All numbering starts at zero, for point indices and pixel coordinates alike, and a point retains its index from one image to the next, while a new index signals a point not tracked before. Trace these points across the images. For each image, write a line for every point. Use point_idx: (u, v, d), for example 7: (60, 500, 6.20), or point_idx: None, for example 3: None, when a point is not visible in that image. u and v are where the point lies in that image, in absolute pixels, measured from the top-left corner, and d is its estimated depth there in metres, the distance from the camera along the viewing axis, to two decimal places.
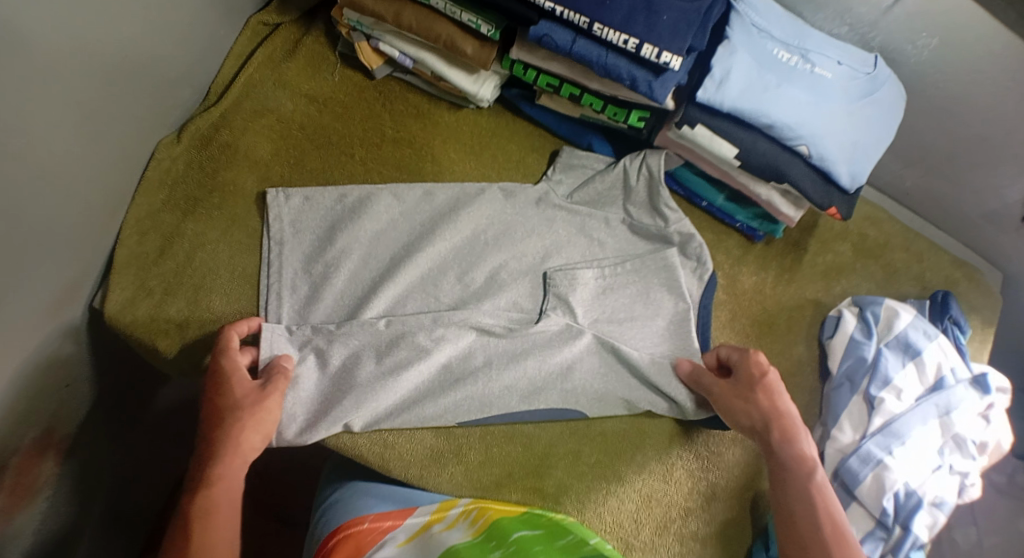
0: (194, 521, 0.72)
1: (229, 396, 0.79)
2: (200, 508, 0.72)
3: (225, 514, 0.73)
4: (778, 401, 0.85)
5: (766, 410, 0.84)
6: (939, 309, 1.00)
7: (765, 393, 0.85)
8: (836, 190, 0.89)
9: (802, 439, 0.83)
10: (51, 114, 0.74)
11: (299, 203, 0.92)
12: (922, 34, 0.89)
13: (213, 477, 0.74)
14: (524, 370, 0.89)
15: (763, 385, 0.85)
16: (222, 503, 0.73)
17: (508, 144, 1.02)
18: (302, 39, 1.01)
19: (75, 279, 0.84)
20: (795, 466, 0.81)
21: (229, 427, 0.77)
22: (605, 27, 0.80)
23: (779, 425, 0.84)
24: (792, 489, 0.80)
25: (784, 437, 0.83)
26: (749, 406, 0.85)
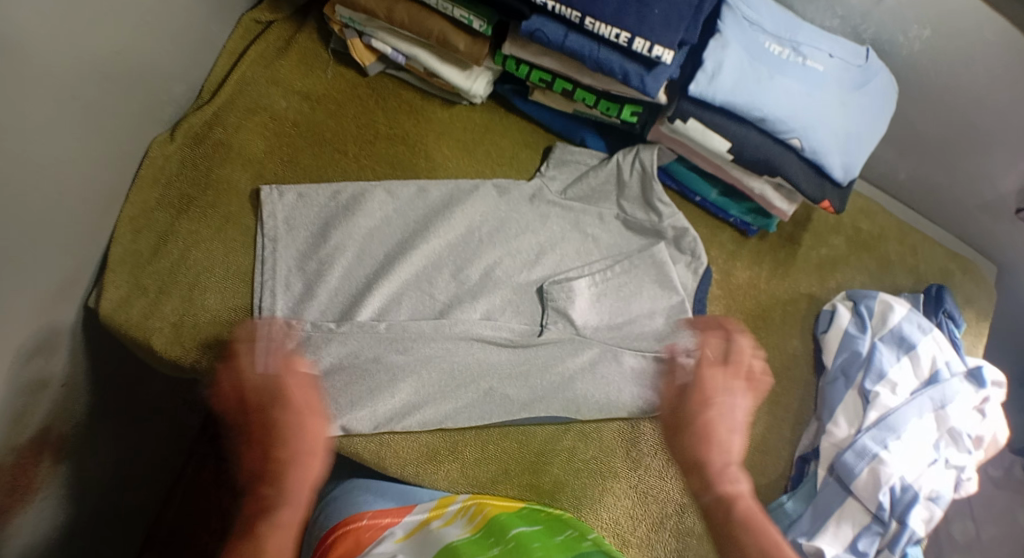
0: (257, 531, 0.75)
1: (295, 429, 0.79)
2: (263, 521, 0.75)
3: (285, 533, 0.75)
4: (709, 437, 0.83)
5: (692, 448, 0.83)
6: (934, 303, 1.01)
7: (693, 426, 0.84)
8: (829, 183, 0.89)
9: (728, 476, 0.81)
10: (46, 110, 0.74)
11: (293, 200, 0.92)
12: (913, 25, 0.89)
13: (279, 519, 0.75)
14: (526, 381, 0.89)
15: (693, 417, 0.85)
16: (285, 519, 0.75)
17: (501, 140, 1.02)
18: (295, 36, 1.01)
19: (70, 278, 0.84)
20: (716, 508, 0.79)
21: (290, 448, 0.78)
22: (597, 22, 0.80)
23: (708, 464, 0.82)
24: (722, 525, 0.78)
25: (708, 479, 0.81)
26: (677, 444, 0.85)
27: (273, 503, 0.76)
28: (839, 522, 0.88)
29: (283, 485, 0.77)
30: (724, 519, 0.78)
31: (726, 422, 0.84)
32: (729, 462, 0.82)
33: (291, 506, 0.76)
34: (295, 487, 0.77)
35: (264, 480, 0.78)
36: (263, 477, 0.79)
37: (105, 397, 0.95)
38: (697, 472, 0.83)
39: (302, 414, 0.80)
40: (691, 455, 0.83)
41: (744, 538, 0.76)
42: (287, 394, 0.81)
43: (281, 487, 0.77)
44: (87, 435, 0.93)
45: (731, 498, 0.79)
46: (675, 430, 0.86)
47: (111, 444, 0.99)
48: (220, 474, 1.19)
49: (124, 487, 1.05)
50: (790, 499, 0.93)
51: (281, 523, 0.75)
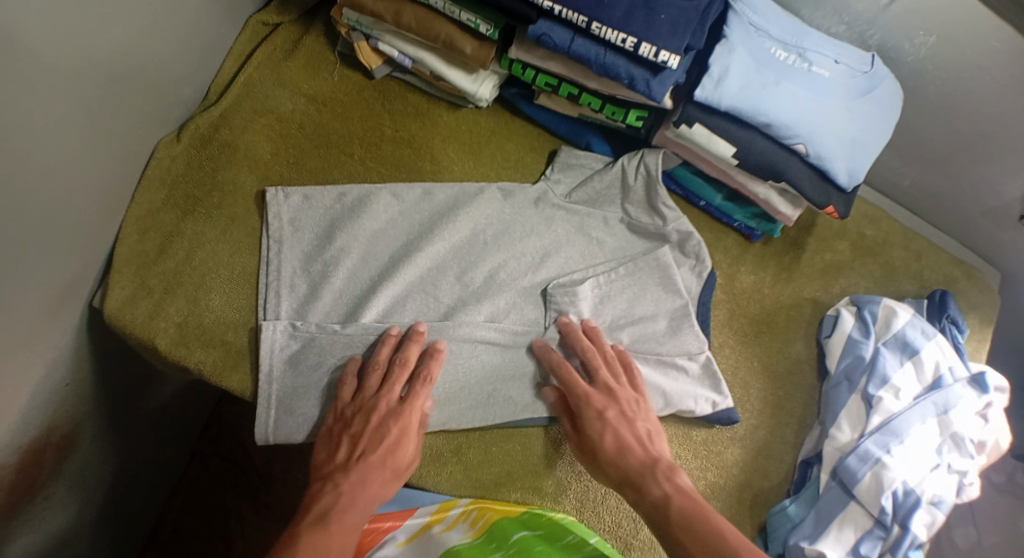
0: (328, 525, 0.77)
1: (396, 443, 0.81)
2: (336, 517, 0.77)
3: (349, 535, 0.77)
4: (624, 447, 0.83)
5: (614, 465, 0.83)
6: (936, 309, 1.01)
7: (603, 443, 0.83)
8: (833, 188, 0.89)
9: (654, 477, 0.81)
10: (53, 112, 0.74)
11: (299, 202, 0.92)
12: (919, 31, 0.90)
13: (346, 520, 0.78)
14: (529, 383, 0.89)
15: (598, 438, 0.84)
16: (353, 521, 0.78)
17: (506, 144, 1.02)
18: (302, 39, 1.01)
19: (76, 278, 0.84)
20: (656, 514, 0.78)
21: (389, 462, 0.81)
22: (604, 26, 0.80)
23: (633, 472, 0.82)
24: (669, 526, 0.77)
25: (639, 486, 0.81)
26: (600, 467, 0.84)
27: (347, 502, 0.79)
28: (842, 525, 0.88)
29: (361, 488, 0.80)
30: (665, 521, 0.77)
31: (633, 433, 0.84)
32: (654, 466, 0.82)
33: (363, 511, 0.79)
34: (371, 496, 0.80)
35: (347, 476, 0.80)
36: (344, 472, 0.81)
37: (109, 397, 0.95)
38: (628, 485, 0.82)
39: (407, 443, 0.82)
40: (616, 469, 0.83)
41: (696, 529, 0.75)
42: (408, 420, 0.82)
43: (359, 491, 0.79)
44: (93, 435, 0.94)
45: (667, 497, 0.79)
46: (591, 453, 0.85)
47: (116, 444, 0.99)
48: (223, 473, 1.20)
49: (128, 486, 1.05)
50: (793, 503, 0.93)
51: (348, 525, 0.77)
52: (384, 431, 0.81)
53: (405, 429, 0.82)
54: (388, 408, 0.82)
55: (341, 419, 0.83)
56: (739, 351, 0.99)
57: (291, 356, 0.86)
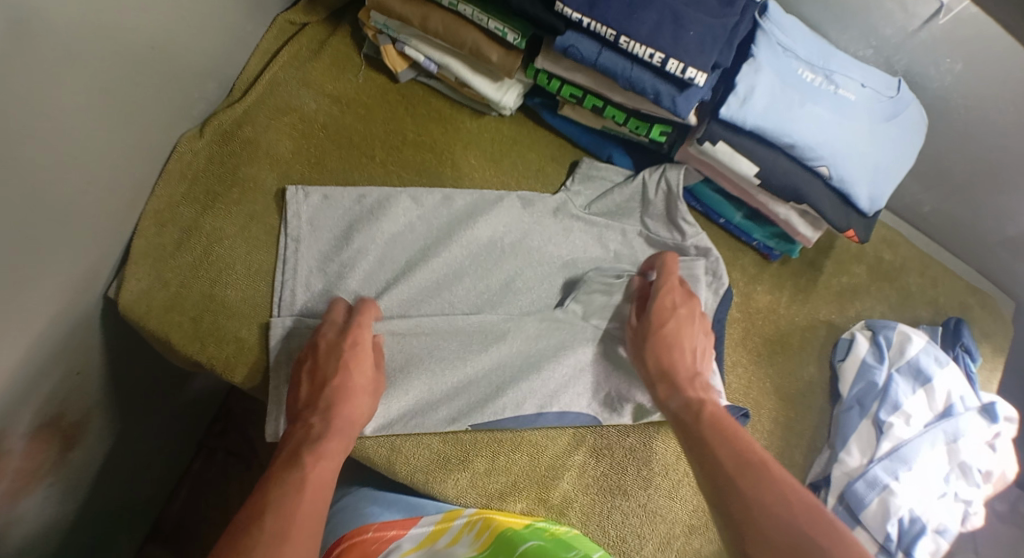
0: (302, 458, 0.75)
1: (348, 364, 0.81)
2: (308, 449, 0.76)
3: (328, 463, 0.76)
4: (671, 348, 0.86)
5: (658, 359, 0.86)
6: (951, 335, 1.01)
7: (653, 348, 0.87)
8: (854, 212, 0.89)
9: (691, 387, 0.84)
10: (78, 101, 0.75)
11: (318, 202, 0.92)
12: (945, 59, 0.89)
13: (317, 449, 0.76)
14: (541, 373, 0.90)
15: (660, 326, 0.87)
16: (328, 450, 0.76)
17: (528, 153, 1.02)
18: (329, 39, 1.01)
19: (92, 267, 0.84)
20: (685, 411, 0.81)
21: (348, 390, 0.81)
22: (632, 41, 0.80)
23: (675, 374, 0.85)
24: (698, 428, 0.78)
25: (676, 385, 0.84)
26: (642, 356, 0.88)
27: (320, 434, 0.78)
28: None
29: (332, 416, 0.79)
30: (693, 418, 0.80)
31: (688, 343, 0.87)
32: (695, 379, 0.85)
33: (337, 442, 0.78)
34: (342, 424, 0.79)
35: (313, 412, 0.79)
36: (312, 406, 0.80)
37: (119, 388, 0.95)
38: (665, 382, 0.85)
39: (364, 358, 0.83)
40: (659, 365, 0.86)
41: (723, 429, 0.77)
42: (358, 339, 0.83)
43: (331, 419, 0.79)
44: (101, 427, 0.94)
45: (700, 402, 0.81)
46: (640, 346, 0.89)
47: (123, 434, 0.99)
48: (229, 469, 1.20)
49: (134, 476, 1.06)
50: None
51: (323, 453, 0.76)
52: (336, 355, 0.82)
53: (356, 343, 0.83)
54: (335, 335, 0.84)
55: (297, 359, 0.84)
56: (751, 371, 0.99)
57: None
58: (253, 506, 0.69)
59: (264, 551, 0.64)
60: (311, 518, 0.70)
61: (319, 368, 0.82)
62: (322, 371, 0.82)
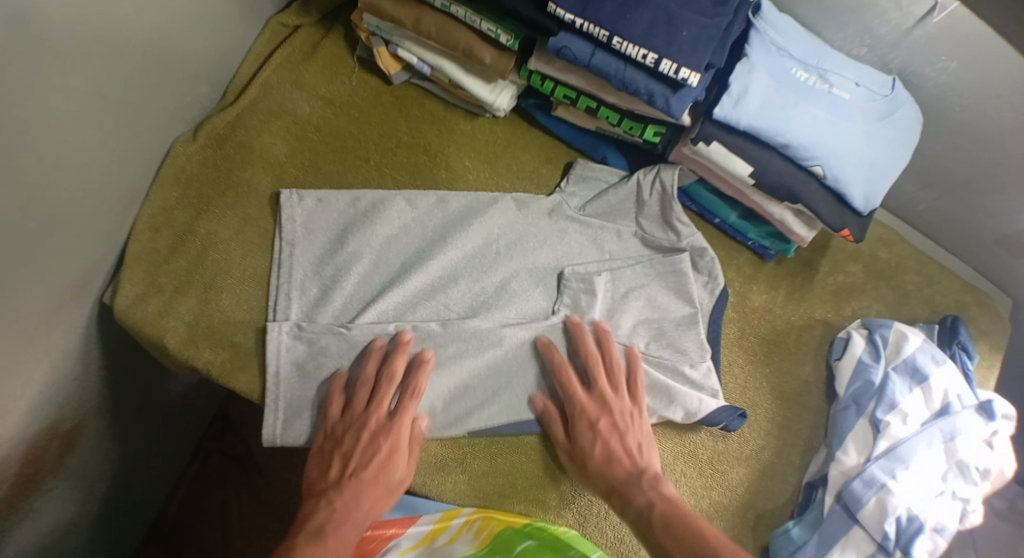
0: (324, 537, 0.78)
1: (387, 448, 0.82)
2: (330, 532, 0.79)
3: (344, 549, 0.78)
4: (609, 458, 0.84)
5: (597, 472, 0.84)
6: (947, 334, 1.01)
7: (592, 453, 0.84)
8: (849, 211, 0.88)
9: (638, 488, 0.82)
10: (71, 106, 0.75)
11: (313, 205, 0.92)
12: (941, 57, 0.89)
13: (335, 534, 0.79)
14: (537, 380, 0.89)
15: (591, 440, 0.85)
16: (348, 537, 0.79)
17: (523, 154, 1.02)
18: (321, 42, 1.01)
19: (88, 273, 0.84)
20: (637, 521, 0.81)
21: (381, 479, 0.82)
22: (625, 41, 0.79)
23: (620, 481, 0.83)
24: (655, 534, 0.79)
25: (624, 494, 0.82)
26: (583, 469, 0.85)
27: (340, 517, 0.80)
28: (844, 548, 0.88)
29: (352, 505, 0.81)
30: (648, 527, 0.79)
31: (622, 448, 0.84)
32: (642, 474, 0.83)
33: (357, 524, 0.80)
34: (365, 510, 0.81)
35: (339, 494, 0.81)
36: (337, 489, 0.81)
37: (117, 392, 0.96)
38: (613, 495, 0.83)
39: (400, 445, 0.83)
40: (602, 477, 0.84)
41: (680, 534, 0.78)
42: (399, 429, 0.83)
43: (351, 507, 0.81)
44: (99, 431, 0.94)
45: (650, 506, 0.81)
46: (579, 461, 0.85)
47: (120, 439, 0.99)
48: (227, 472, 1.20)
49: (132, 480, 1.06)
50: (796, 525, 0.92)
51: (343, 538, 0.79)
52: (377, 443, 0.82)
53: (399, 428, 0.83)
54: (380, 418, 0.83)
55: (325, 429, 0.83)
56: (748, 371, 0.99)
57: (297, 356, 0.86)
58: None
59: None
60: None
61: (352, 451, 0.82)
62: (353, 454, 0.82)
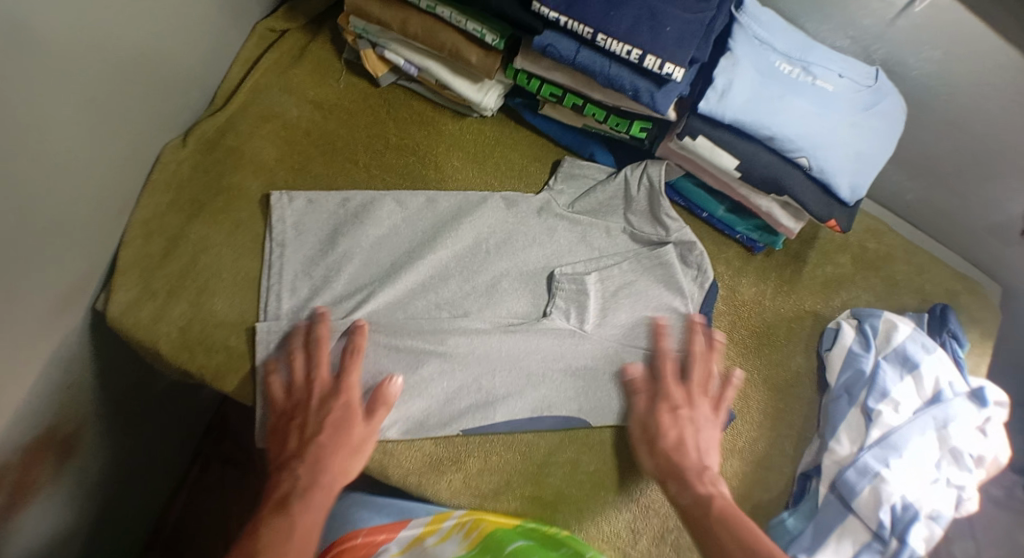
0: (290, 507, 0.77)
1: (337, 411, 0.82)
2: (297, 499, 0.78)
3: (317, 514, 0.78)
4: (681, 444, 0.85)
5: (664, 456, 0.85)
6: (937, 322, 1.01)
7: (666, 434, 0.86)
8: (836, 202, 0.89)
9: (701, 479, 0.83)
10: (62, 114, 0.75)
11: (303, 206, 0.93)
12: (925, 46, 0.90)
13: (304, 501, 0.78)
14: (530, 378, 0.90)
15: (668, 422, 0.86)
16: (318, 501, 0.79)
17: (511, 153, 1.02)
18: (309, 46, 1.02)
19: (82, 278, 0.85)
20: (695, 507, 0.81)
21: (341, 442, 0.81)
22: (609, 38, 0.80)
23: (685, 471, 0.84)
24: (705, 523, 0.80)
25: (684, 480, 0.84)
26: (649, 450, 0.87)
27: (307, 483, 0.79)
28: (840, 539, 0.88)
29: (319, 469, 0.80)
30: (703, 513, 0.81)
31: (694, 441, 0.86)
32: (705, 468, 0.85)
33: (326, 490, 0.79)
34: (332, 476, 0.80)
35: (301, 461, 0.80)
36: (299, 456, 0.81)
37: (112, 399, 0.96)
38: (671, 478, 0.84)
39: (352, 408, 0.83)
40: (665, 459, 0.85)
41: (734, 527, 0.78)
42: (347, 392, 0.83)
43: (318, 472, 0.80)
44: (95, 438, 0.94)
45: (710, 496, 0.82)
46: (648, 440, 0.87)
47: (117, 445, 0.99)
48: (225, 477, 1.21)
49: (130, 487, 1.06)
50: (792, 516, 0.93)
51: (312, 503, 0.78)
52: (326, 413, 0.82)
53: (347, 391, 0.83)
54: (326, 388, 0.84)
55: (276, 406, 0.84)
56: (739, 363, 0.99)
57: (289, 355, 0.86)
58: (244, 553, 0.74)
59: None
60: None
61: (303, 422, 0.82)
62: (308, 425, 0.82)
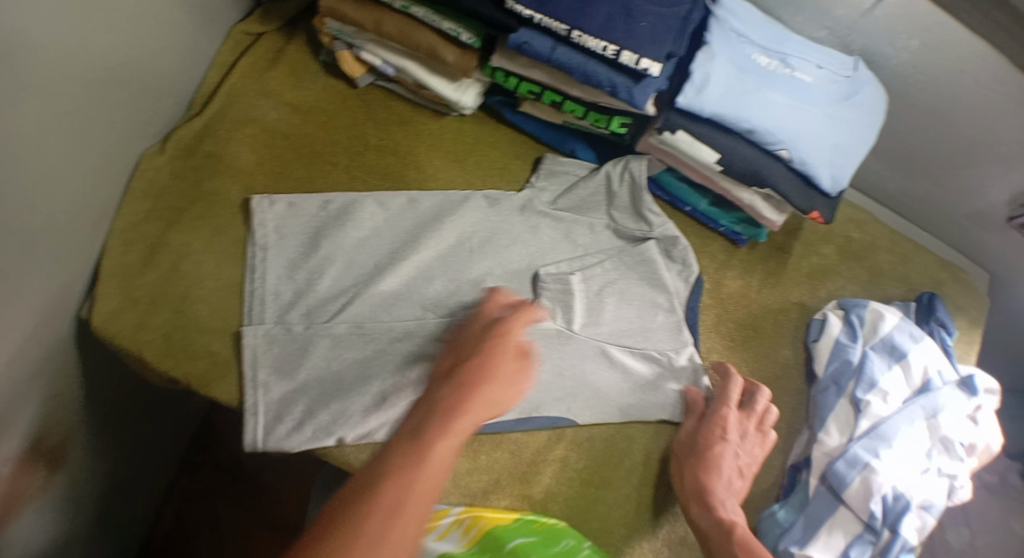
0: (426, 431, 0.66)
1: (498, 350, 0.77)
2: (434, 424, 0.67)
3: (453, 439, 0.67)
4: (717, 467, 0.87)
5: (697, 475, 0.87)
6: (925, 311, 1.02)
7: (706, 453, 0.87)
8: (817, 194, 0.89)
9: (725, 507, 0.85)
10: (37, 124, 0.75)
11: (283, 210, 0.92)
12: (901, 35, 0.90)
13: (445, 426, 0.67)
14: None
15: (712, 444, 0.88)
16: (457, 428, 0.68)
17: (492, 151, 1.02)
18: (285, 48, 1.02)
19: (64, 288, 0.84)
20: (715, 531, 0.83)
21: (489, 378, 0.74)
22: (584, 34, 0.80)
23: (710, 494, 0.85)
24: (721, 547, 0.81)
25: (709, 504, 0.85)
26: (683, 467, 0.89)
27: (449, 410, 0.69)
28: (831, 529, 0.88)
29: (465, 396, 0.71)
30: (724, 538, 0.82)
31: (730, 466, 0.88)
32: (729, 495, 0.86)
33: (466, 418, 0.69)
34: (476, 410, 0.71)
35: (447, 390, 0.72)
36: (445, 386, 0.73)
37: (99, 409, 0.95)
38: (698, 498, 0.86)
39: (506, 348, 0.78)
40: (695, 479, 0.87)
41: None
42: (507, 331, 0.80)
43: (463, 400, 0.71)
44: (84, 448, 0.93)
45: (733, 524, 0.83)
46: (684, 456, 0.89)
47: (106, 455, 0.99)
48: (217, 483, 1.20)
49: (121, 496, 1.05)
50: (782, 508, 0.92)
51: (452, 428, 0.67)
52: (481, 348, 0.77)
53: (504, 330, 0.80)
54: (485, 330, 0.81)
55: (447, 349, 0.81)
56: (725, 357, 0.99)
57: (272, 359, 0.86)
58: (375, 469, 0.62)
59: (373, 525, 0.57)
60: (430, 482, 0.62)
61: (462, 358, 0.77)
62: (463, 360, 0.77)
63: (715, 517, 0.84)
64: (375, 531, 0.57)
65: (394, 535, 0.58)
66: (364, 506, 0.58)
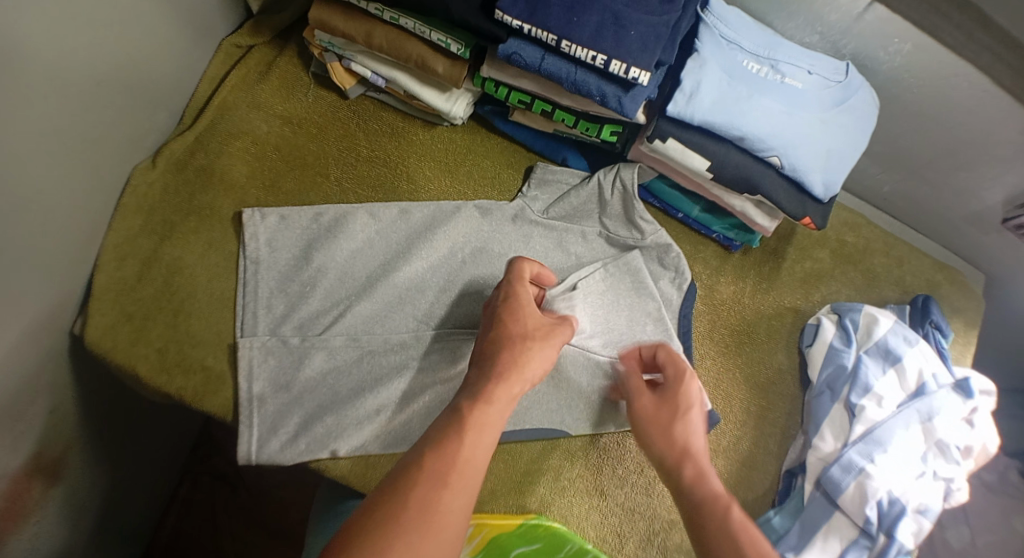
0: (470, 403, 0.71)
1: (524, 319, 0.81)
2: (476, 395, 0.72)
3: (497, 409, 0.71)
4: (697, 433, 0.79)
5: (681, 445, 0.78)
6: (920, 314, 1.01)
7: (684, 421, 0.80)
8: (810, 200, 0.88)
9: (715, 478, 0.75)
10: (25, 144, 0.75)
11: (275, 223, 0.92)
12: (893, 39, 0.89)
13: (489, 396, 0.72)
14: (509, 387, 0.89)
15: (689, 411, 0.80)
16: (497, 396, 0.72)
17: (483, 161, 1.02)
18: (276, 61, 1.02)
19: (57, 305, 0.84)
20: (712, 502, 0.72)
21: (520, 342, 0.78)
22: (573, 44, 0.79)
23: (698, 462, 0.76)
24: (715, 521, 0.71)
25: (700, 473, 0.75)
26: (666, 435, 0.79)
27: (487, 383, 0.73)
28: (827, 536, 0.88)
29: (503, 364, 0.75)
30: (720, 510, 0.71)
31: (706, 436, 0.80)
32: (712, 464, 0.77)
33: (507, 386, 0.73)
34: (516, 381, 0.75)
35: (486, 362, 0.77)
36: (484, 357, 0.78)
37: (96, 421, 0.96)
38: (688, 468, 0.76)
39: (531, 314, 0.82)
40: (681, 448, 0.77)
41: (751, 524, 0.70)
42: (524, 295, 0.83)
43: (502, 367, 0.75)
44: (82, 460, 0.94)
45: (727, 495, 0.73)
46: (662, 424, 0.80)
47: (103, 466, 0.99)
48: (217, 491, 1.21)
49: (120, 506, 1.05)
50: (777, 514, 0.92)
51: (495, 398, 0.72)
52: (507, 314, 0.81)
53: (523, 295, 0.83)
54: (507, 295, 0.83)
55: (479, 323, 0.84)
56: (720, 364, 0.99)
57: (269, 372, 0.86)
58: (426, 439, 0.67)
59: (422, 491, 0.61)
60: (477, 446, 0.67)
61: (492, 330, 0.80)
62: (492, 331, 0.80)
63: (706, 488, 0.74)
64: (424, 496, 0.61)
65: (446, 498, 0.62)
66: (413, 475, 0.63)
